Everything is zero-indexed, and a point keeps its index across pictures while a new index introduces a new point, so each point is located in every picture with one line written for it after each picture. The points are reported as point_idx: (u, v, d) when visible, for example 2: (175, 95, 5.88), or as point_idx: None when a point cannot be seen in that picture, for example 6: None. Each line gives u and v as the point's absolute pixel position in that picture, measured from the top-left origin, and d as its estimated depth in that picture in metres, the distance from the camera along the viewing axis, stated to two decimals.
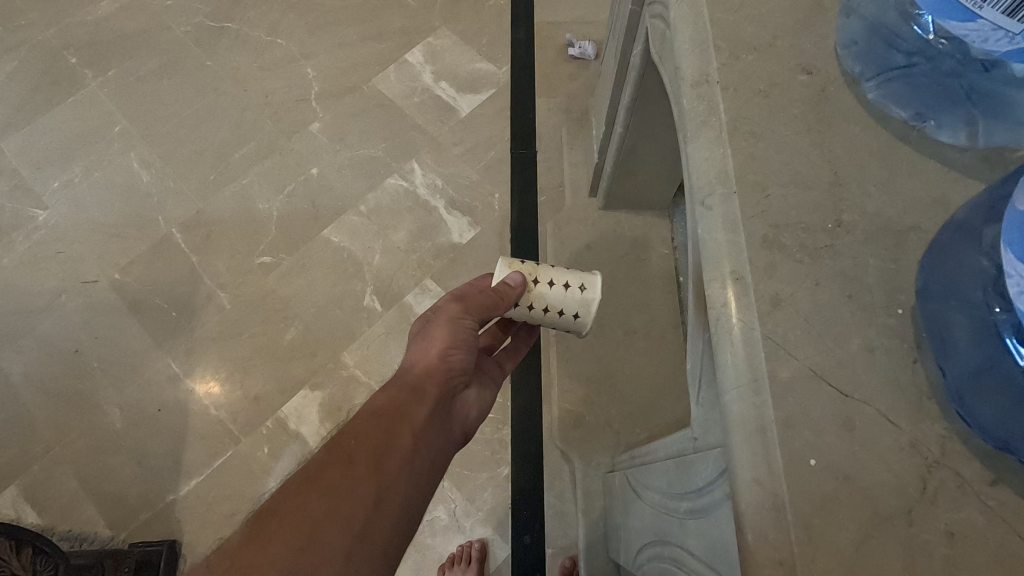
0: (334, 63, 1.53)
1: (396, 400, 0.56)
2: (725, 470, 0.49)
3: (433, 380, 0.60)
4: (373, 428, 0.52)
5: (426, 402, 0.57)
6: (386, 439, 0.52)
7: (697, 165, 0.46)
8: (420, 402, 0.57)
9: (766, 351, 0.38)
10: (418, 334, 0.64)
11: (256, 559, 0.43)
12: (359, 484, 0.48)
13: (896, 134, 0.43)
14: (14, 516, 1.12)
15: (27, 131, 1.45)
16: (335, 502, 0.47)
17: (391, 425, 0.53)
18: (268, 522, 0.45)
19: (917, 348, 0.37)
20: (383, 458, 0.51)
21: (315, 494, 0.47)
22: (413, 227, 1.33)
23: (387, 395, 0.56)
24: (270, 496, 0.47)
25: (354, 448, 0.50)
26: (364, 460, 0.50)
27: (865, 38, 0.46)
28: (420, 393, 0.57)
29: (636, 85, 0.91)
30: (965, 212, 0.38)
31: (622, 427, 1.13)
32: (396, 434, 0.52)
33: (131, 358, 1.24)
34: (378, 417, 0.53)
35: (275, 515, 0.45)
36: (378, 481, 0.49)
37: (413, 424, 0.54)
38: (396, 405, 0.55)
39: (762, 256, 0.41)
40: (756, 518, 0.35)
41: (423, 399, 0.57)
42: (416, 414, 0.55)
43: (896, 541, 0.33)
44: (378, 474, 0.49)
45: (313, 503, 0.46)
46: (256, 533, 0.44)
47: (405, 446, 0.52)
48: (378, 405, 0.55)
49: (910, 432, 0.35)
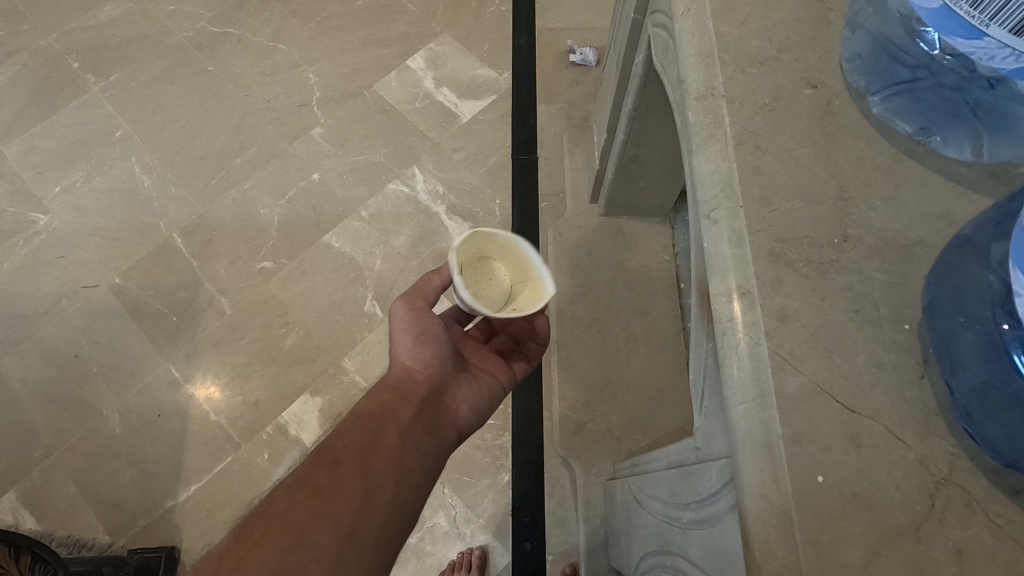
0: (336, 69, 1.53)
1: (378, 402, 0.57)
2: (730, 482, 0.49)
3: (414, 380, 0.60)
4: (357, 428, 0.53)
5: (409, 401, 0.58)
6: (371, 439, 0.52)
7: (703, 178, 0.46)
8: (404, 403, 0.57)
9: (773, 366, 0.38)
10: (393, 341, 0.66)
11: (244, 561, 0.41)
12: (347, 482, 0.48)
13: (901, 148, 0.43)
14: (13, 522, 1.12)
15: (29, 136, 1.45)
16: (323, 501, 0.46)
17: (375, 425, 0.54)
18: (256, 526, 0.44)
19: (923, 364, 0.37)
20: (370, 457, 0.51)
21: (302, 495, 0.46)
22: (414, 233, 1.33)
23: (369, 398, 0.57)
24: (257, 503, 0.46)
25: (340, 450, 0.51)
26: (350, 459, 0.50)
27: (870, 52, 0.46)
28: (401, 393, 0.58)
29: (638, 93, 0.92)
30: (971, 227, 0.37)
31: (624, 435, 1.13)
32: (380, 433, 0.53)
33: (132, 363, 1.24)
34: (360, 419, 0.54)
35: (261, 518, 0.44)
36: (366, 479, 0.49)
37: (398, 424, 0.55)
38: (379, 407, 0.56)
39: (769, 271, 0.41)
40: (763, 534, 0.35)
41: (405, 399, 0.58)
42: (399, 414, 0.56)
43: (905, 559, 0.33)
44: (365, 472, 0.50)
45: (300, 504, 0.45)
46: (242, 537, 0.43)
47: (392, 445, 0.53)
48: (360, 409, 0.56)
49: (917, 449, 0.35)
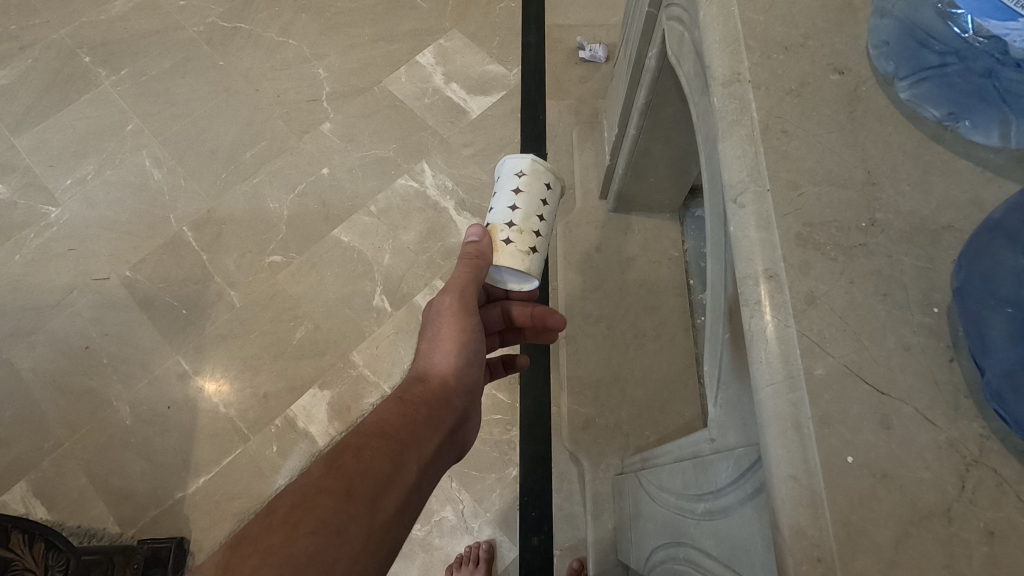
0: (346, 64, 1.54)
1: (408, 423, 0.54)
2: (751, 476, 0.49)
3: (449, 407, 0.60)
4: (380, 451, 0.50)
5: (438, 430, 0.56)
6: (390, 472, 0.49)
7: (729, 164, 0.45)
8: (431, 433, 0.55)
9: (802, 348, 0.38)
10: (426, 337, 0.67)
11: None
12: (353, 522, 0.44)
13: (929, 133, 0.44)
14: (24, 512, 1.12)
15: (40, 129, 1.46)
16: (325, 540, 0.42)
17: (398, 455, 0.50)
18: (248, 558, 0.39)
19: (953, 347, 0.37)
20: (384, 493, 0.47)
21: (303, 529, 0.41)
22: (423, 228, 1.34)
23: (401, 414, 0.55)
24: (250, 524, 0.42)
25: (356, 478, 0.46)
26: (364, 494, 0.45)
27: (897, 38, 0.46)
28: (432, 418, 0.57)
29: (651, 86, 0.91)
30: (1001, 211, 0.37)
31: (633, 430, 1.12)
32: (403, 465, 0.50)
33: (142, 356, 1.25)
34: (384, 439, 0.51)
35: (255, 548, 0.40)
36: (372, 520, 0.45)
37: (418, 458, 0.52)
38: (408, 431, 0.54)
39: (797, 254, 0.41)
40: (793, 515, 0.35)
41: (434, 427, 0.56)
42: (425, 445, 0.54)
43: (935, 540, 0.33)
44: (374, 512, 0.45)
45: (301, 541, 0.40)
46: (230, 567, 0.38)
47: (407, 482, 0.49)
48: (389, 425, 0.53)
49: (947, 430, 0.35)
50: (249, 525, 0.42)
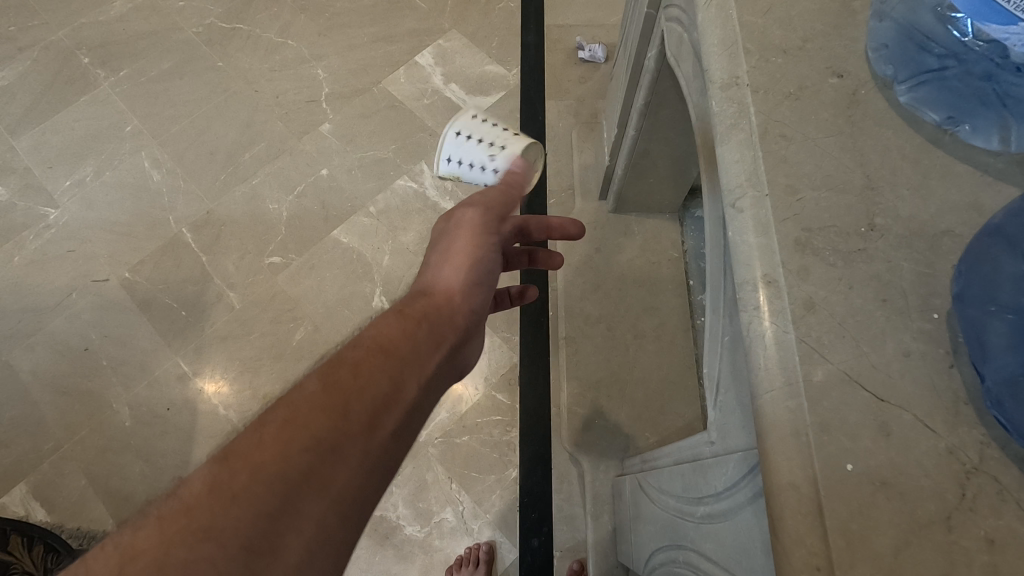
0: (345, 64, 1.53)
1: (409, 338, 0.46)
2: (752, 480, 0.48)
3: (457, 322, 0.51)
4: (377, 367, 0.43)
5: (444, 347, 0.48)
6: (389, 389, 0.42)
7: (729, 168, 0.45)
8: (435, 349, 0.48)
9: (800, 354, 0.38)
10: (437, 249, 0.57)
11: (214, 516, 0.34)
12: (349, 441, 0.39)
13: (928, 137, 0.43)
14: (24, 514, 1.12)
15: (39, 130, 1.46)
16: (318, 458, 0.37)
17: (397, 370, 0.44)
18: (236, 473, 0.36)
19: (953, 353, 0.37)
20: (381, 412, 0.41)
21: (296, 445, 0.37)
22: (422, 228, 1.33)
23: (402, 328, 0.47)
24: (240, 438, 0.38)
25: (352, 393, 0.41)
26: (360, 412, 0.40)
27: (896, 41, 0.47)
28: (437, 335, 0.49)
29: (650, 87, 0.91)
30: (1002, 216, 0.37)
31: (633, 432, 1.12)
32: (403, 384, 0.43)
33: (141, 357, 1.24)
34: (383, 354, 0.44)
35: (245, 463, 0.36)
36: (369, 439, 0.40)
37: (421, 375, 0.45)
38: (410, 346, 0.46)
39: (796, 259, 0.40)
40: (793, 522, 0.35)
41: (439, 345, 0.48)
42: (428, 361, 0.46)
43: (935, 549, 0.33)
44: (371, 432, 0.40)
45: (292, 456, 0.37)
46: (218, 483, 0.35)
47: (407, 400, 0.43)
48: (388, 339, 0.45)
49: (947, 438, 0.35)
50: (239, 439, 0.38)
